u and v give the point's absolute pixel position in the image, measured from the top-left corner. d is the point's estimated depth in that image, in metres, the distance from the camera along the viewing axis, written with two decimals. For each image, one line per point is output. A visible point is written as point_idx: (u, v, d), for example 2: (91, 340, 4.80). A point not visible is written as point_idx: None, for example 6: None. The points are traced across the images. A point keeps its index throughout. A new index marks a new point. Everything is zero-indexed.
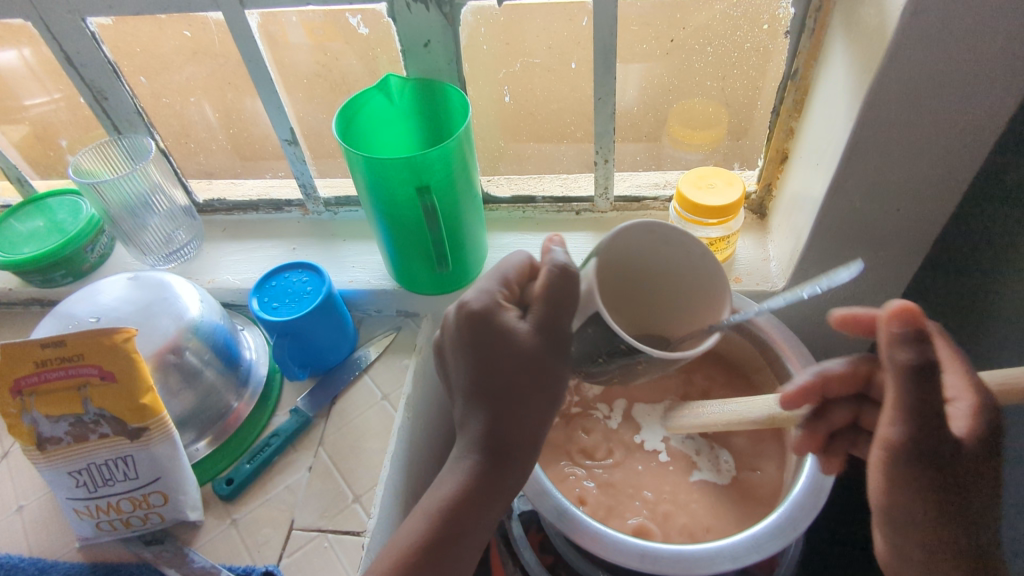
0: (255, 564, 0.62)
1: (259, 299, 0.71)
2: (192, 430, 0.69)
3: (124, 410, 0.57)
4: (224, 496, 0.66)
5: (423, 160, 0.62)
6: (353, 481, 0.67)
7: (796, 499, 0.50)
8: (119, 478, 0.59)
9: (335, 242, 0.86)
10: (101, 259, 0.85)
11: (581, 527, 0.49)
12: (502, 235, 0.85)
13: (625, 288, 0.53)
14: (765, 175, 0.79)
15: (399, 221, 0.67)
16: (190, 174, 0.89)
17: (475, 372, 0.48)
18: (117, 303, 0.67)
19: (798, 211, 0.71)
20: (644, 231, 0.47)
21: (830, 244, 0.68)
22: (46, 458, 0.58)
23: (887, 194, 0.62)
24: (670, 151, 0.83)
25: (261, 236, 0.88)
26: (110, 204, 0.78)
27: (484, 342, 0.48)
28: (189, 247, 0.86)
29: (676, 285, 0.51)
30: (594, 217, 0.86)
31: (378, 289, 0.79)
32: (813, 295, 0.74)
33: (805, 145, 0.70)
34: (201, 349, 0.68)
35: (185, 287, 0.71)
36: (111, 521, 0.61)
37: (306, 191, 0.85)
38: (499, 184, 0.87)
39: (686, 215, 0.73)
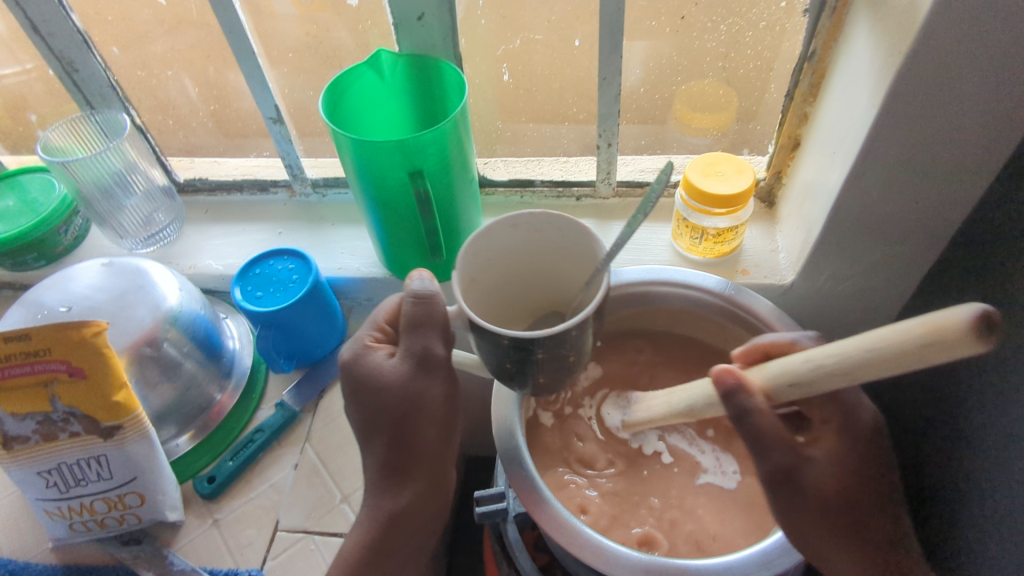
0: (237, 568, 0.59)
1: (242, 288, 0.67)
2: (172, 425, 0.65)
3: (96, 408, 0.54)
4: (205, 495, 0.63)
5: (415, 143, 0.58)
6: (341, 480, 0.64)
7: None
8: (92, 478, 0.56)
9: (323, 226, 0.82)
10: (76, 241, 0.81)
11: (582, 539, 0.46)
12: (498, 221, 0.81)
13: (507, 284, 0.54)
14: (776, 161, 0.75)
15: (390, 209, 0.63)
16: (170, 152, 0.84)
17: (360, 415, 0.52)
18: (89, 291, 0.63)
19: (811, 201, 0.68)
20: (506, 228, 0.48)
21: (843, 237, 0.65)
22: (13, 458, 0.55)
23: (908, 186, 0.59)
24: (676, 134, 0.79)
25: (245, 218, 0.83)
26: (82, 184, 0.73)
27: (360, 384, 0.51)
28: (169, 230, 0.82)
29: (547, 267, 0.53)
30: (595, 203, 0.82)
31: (368, 277, 0.75)
32: (822, 288, 0.71)
33: (820, 132, 0.66)
34: (180, 340, 0.65)
35: (163, 274, 0.67)
36: (85, 522, 0.58)
37: (292, 172, 0.81)
38: (496, 167, 0.83)
39: (692, 203, 0.69)
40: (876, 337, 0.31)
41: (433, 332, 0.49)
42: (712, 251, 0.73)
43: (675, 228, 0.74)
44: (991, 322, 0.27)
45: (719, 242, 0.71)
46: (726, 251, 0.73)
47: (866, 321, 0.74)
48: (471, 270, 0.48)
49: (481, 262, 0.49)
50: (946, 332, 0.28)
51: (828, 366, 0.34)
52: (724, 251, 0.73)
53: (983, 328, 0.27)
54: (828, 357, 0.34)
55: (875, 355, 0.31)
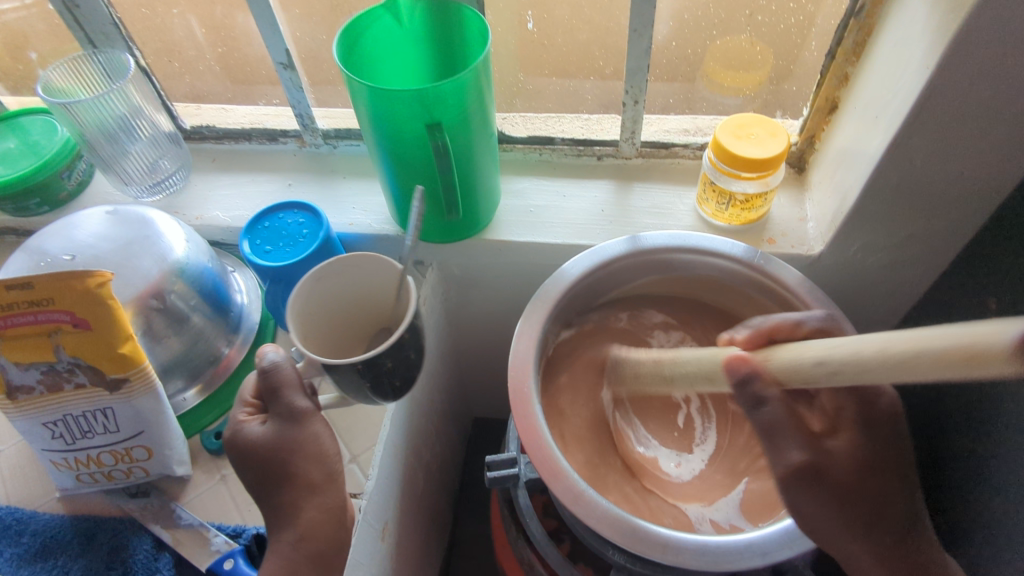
0: (245, 525, 0.58)
1: (250, 242, 0.65)
2: (179, 379, 0.64)
3: (102, 360, 0.52)
4: (213, 451, 0.62)
5: (434, 94, 0.54)
6: (350, 440, 0.63)
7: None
8: (98, 430, 0.55)
9: (334, 179, 0.79)
10: (80, 187, 0.78)
11: (600, 511, 0.45)
12: (516, 179, 0.78)
13: (345, 323, 0.62)
14: (810, 125, 0.71)
15: (406, 162, 0.61)
16: (176, 97, 0.81)
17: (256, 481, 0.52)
18: (94, 240, 0.61)
19: (846, 169, 0.64)
20: (316, 282, 0.57)
21: (878, 207, 0.62)
22: (17, 408, 0.53)
23: (955, 154, 0.56)
24: (705, 93, 0.75)
25: (253, 169, 0.81)
26: (85, 128, 0.70)
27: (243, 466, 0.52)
28: (175, 178, 0.79)
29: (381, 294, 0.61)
30: (618, 163, 0.78)
31: (381, 233, 0.73)
32: (852, 260, 0.68)
33: (862, 95, 0.62)
34: (187, 293, 0.63)
35: (169, 225, 0.65)
36: (93, 473, 0.57)
37: (302, 122, 0.78)
38: (515, 122, 0.79)
39: (721, 167, 0.66)
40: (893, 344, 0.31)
41: (290, 392, 0.51)
42: (739, 218, 0.70)
43: (701, 192, 0.71)
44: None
45: (746, 208, 0.68)
46: (754, 218, 0.70)
47: (893, 296, 0.71)
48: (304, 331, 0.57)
49: (309, 324, 0.58)
50: (988, 356, 0.26)
51: (828, 360, 0.35)
52: (750, 219, 0.70)
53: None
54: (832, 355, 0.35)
55: (890, 360, 0.30)
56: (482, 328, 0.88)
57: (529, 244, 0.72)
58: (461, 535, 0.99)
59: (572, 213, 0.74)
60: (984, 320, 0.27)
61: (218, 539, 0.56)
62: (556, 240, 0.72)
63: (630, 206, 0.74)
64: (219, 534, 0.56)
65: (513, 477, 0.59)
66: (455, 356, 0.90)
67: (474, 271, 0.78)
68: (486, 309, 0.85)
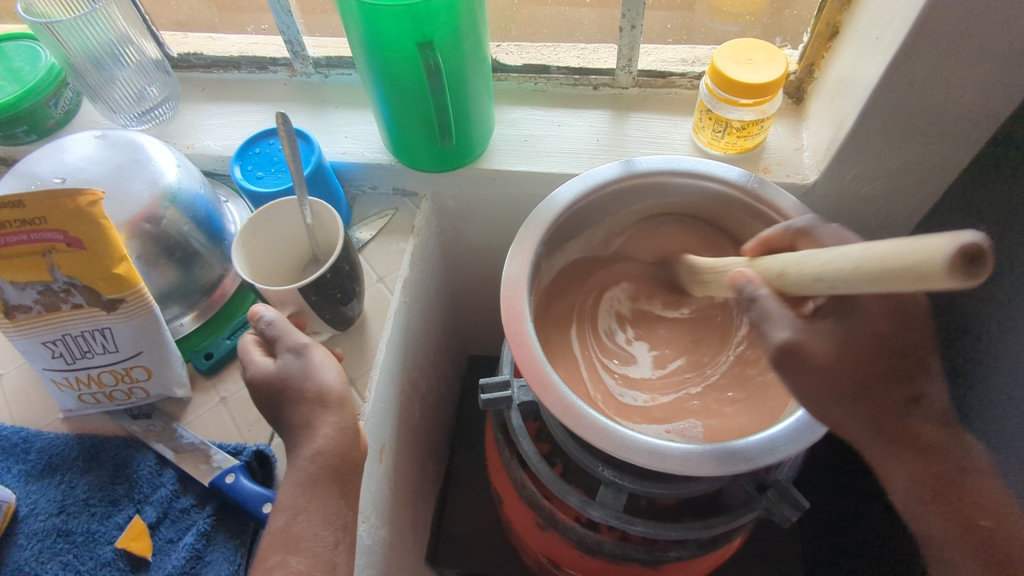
0: (245, 443, 0.59)
1: (242, 167, 0.65)
2: (175, 305, 0.65)
3: (97, 280, 0.53)
4: (204, 372, 0.63)
5: (424, 9, 0.53)
6: (347, 364, 0.64)
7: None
8: (98, 350, 0.56)
9: (326, 109, 0.78)
10: (67, 115, 0.77)
11: (589, 421, 0.46)
12: (510, 109, 0.77)
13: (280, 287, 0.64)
14: (810, 52, 0.70)
15: (397, 86, 0.60)
16: (161, 23, 0.79)
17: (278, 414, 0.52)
18: (84, 164, 0.61)
19: (843, 96, 0.64)
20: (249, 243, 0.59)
21: (875, 133, 0.61)
22: (16, 327, 0.54)
23: (955, 77, 0.55)
24: (704, 20, 0.74)
25: (244, 98, 0.79)
26: (70, 52, 0.68)
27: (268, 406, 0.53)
28: (164, 107, 0.77)
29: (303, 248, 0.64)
30: (614, 93, 0.77)
31: (374, 163, 0.72)
32: (846, 189, 0.68)
33: (863, 17, 0.61)
34: (180, 218, 0.63)
35: (159, 150, 0.64)
36: (94, 394, 0.58)
37: (293, 49, 0.76)
38: (509, 51, 0.78)
39: (718, 93, 0.65)
40: (850, 261, 0.34)
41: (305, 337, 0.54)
42: (734, 147, 0.69)
43: (697, 121, 0.70)
44: (976, 255, 0.27)
45: (742, 136, 0.68)
46: (749, 147, 0.70)
47: (887, 227, 0.71)
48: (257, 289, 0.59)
49: (267, 278, 0.61)
50: (928, 266, 0.28)
51: (819, 273, 0.37)
52: (746, 148, 0.70)
53: (967, 261, 0.27)
54: (820, 269, 0.37)
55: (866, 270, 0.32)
56: (477, 261, 0.88)
57: (524, 173, 0.72)
58: (458, 466, 1.02)
59: (567, 143, 0.73)
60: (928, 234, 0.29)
61: (219, 456, 0.58)
62: (550, 169, 0.71)
63: (625, 135, 0.74)
64: (220, 452, 0.58)
65: (506, 398, 0.61)
66: (450, 291, 0.91)
67: (467, 203, 0.77)
68: (481, 243, 0.85)
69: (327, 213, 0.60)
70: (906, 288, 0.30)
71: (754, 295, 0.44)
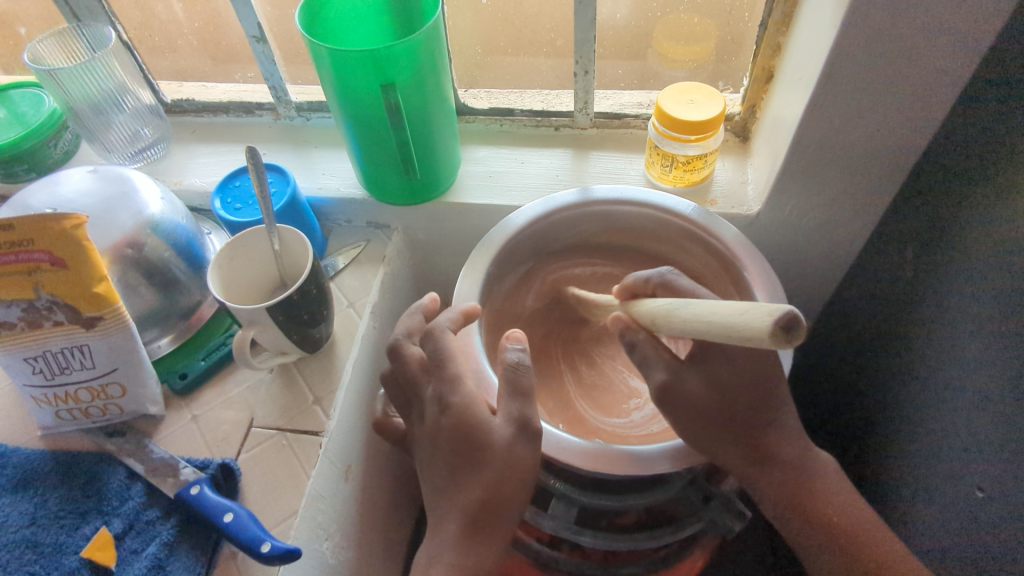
0: (213, 458, 0.62)
1: (222, 199, 0.70)
2: (154, 328, 0.68)
3: (79, 298, 0.57)
4: (178, 391, 0.66)
5: (387, 55, 0.59)
6: (314, 384, 0.67)
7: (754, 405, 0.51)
8: (76, 367, 0.59)
9: (306, 148, 0.83)
10: (66, 156, 0.83)
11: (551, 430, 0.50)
12: (477, 148, 0.83)
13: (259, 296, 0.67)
14: (750, 95, 0.76)
15: (366, 123, 0.65)
16: (158, 72, 0.86)
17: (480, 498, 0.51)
18: (74, 195, 0.66)
19: (778, 131, 0.69)
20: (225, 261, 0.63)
21: (806, 165, 0.66)
22: (0, 343, 0.58)
23: (870, 112, 0.60)
24: (654, 67, 0.80)
25: (230, 139, 0.85)
26: (72, 99, 0.75)
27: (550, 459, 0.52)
28: (156, 148, 0.83)
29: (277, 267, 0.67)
30: (574, 133, 0.83)
31: (348, 197, 0.78)
32: (787, 219, 0.72)
33: (791, 61, 0.67)
34: (162, 246, 0.67)
35: (147, 184, 0.69)
36: (71, 410, 0.61)
37: (277, 95, 0.82)
38: (477, 96, 0.84)
39: (663, 130, 0.70)
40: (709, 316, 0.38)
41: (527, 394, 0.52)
42: (683, 180, 0.75)
43: (648, 157, 0.76)
44: (786, 327, 0.32)
45: (688, 170, 0.73)
46: (697, 181, 0.75)
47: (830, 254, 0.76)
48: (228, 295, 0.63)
49: (240, 301, 0.65)
50: (756, 334, 0.33)
51: (686, 327, 0.41)
52: (694, 181, 0.75)
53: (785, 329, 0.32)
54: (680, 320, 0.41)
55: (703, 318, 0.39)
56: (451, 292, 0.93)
57: (487, 206, 0.77)
58: None
59: (529, 179, 0.79)
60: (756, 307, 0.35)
61: (186, 470, 0.60)
62: (511, 203, 0.76)
63: (584, 171, 0.79)
64: (187, 465, 0.60)
65: None
66: None
67: (437, 235, 0.82)
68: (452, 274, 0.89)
69: (298, 242, 0.65)
70: (738, 342, 0.35)
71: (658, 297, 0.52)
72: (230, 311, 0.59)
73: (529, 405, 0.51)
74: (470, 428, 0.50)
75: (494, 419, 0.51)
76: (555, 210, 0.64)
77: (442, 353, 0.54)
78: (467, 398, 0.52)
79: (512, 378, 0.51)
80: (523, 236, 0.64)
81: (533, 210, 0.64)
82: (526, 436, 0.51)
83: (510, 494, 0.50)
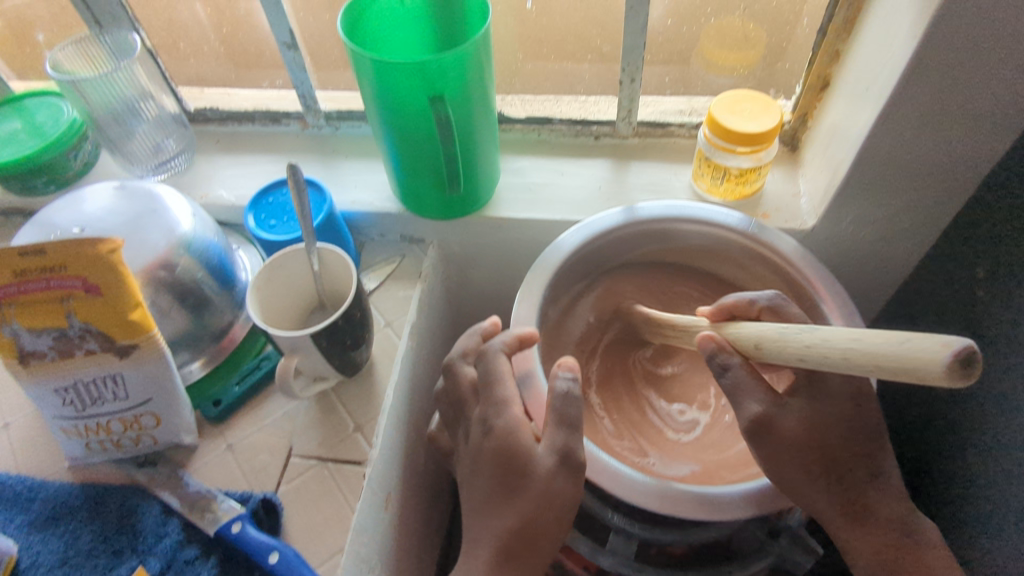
0: (252, 491, 0.59)
1: (255, 216, 0.67)
2: (185, 351, 0.65)
3: (113, 326, 0.53)
4: (211, 419, 0.63)
5: (437, 66, 0.56)
6: (354, 410, 0.64)
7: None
8: (109, 397, 0.56)
9: (336, 159, 0.80)
10: (86, 167, 0.79)
11: (599, 464, 0.49)
12: (514, 158, 0.79)
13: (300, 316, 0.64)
14: (802, 104, 0.73)
15: (410, 138, 0.62)
16: (181, 80, 0.82)
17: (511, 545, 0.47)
18: (102, 214, 0.62)
19: (838, 142, 0.66)
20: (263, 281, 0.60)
21: (869, 179, 0.63)
22: (29, 374, 0.54)
23: (944, 125, 0.57)
24: (700, 74, 0.77)
25: (256, 149, 0.82)
26: (92, 107, 0.72)
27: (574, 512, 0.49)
28: (179, 159, 0.80)
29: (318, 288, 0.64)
30: (615, 142, 0.80)
31: (383, 211, 0.75)
32: (844, 233, 0.69)
33: (854, 70, 0.64)
34: (194, 266, 0.64)
35: (176, 200, 0.66)
36: (103, 441, 0.58)
37: (305, 103, 0.79)
38: (513, 104, 0.81)
39: (716, 142, 0.67)
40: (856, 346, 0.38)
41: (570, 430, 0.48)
42: (733, 193, 0.72)
43: (697, 169, 0.73)
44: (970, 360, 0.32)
45: (740, 183, 0.70)
46: (747, 194, 0.72)
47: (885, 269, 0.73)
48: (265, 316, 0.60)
49: (277, 324, 0.62)
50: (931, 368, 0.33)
51: (808, 355, 0.42)
52: (745, 194, 0.72)
53: (962, 364, 0.32)
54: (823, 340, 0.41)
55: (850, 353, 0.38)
56: (482, 306, 0.90)
57: (528, 220, 0.74)
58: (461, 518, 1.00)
59: (570, 191, 0.76)
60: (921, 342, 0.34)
61: (225, 504, 0.57)
62: (553, 217, 0.73)
63: (628, 183, 0.76)
64: (226, 499, 0.57)
65: None
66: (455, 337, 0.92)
67: (473, 249, 0.79)
68: (485, 287, 0.86)
69: (336, 260, 0.61)
70: (903, 376, 0.35)
71: (727, 364, 0.50)
72: (272, 337, 0.56)
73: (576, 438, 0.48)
74: (539, 466, 0.47)
75: (538, 446, 0.49)
76: (606, 230, 0.61)
77: (477, 382, 0.51)
78: (512, 422, 0.49)
79: (559, 407, 0.48)
80: (575, 260, 0.61)
81: (585, 231, 0.61)
82: (570, 466, 0.47)
83: (542, 526, 0.48)
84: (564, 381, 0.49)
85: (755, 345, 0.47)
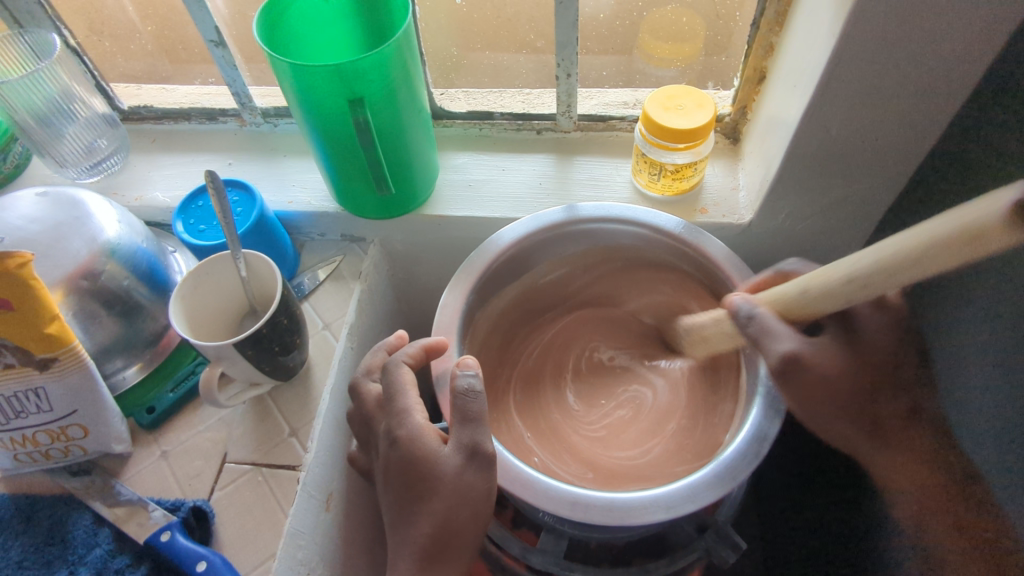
0: (185, 498, 0.59)
1: (184, 222, 0.66)
2: (118, 358, 0.65)
3: (28, 340, 0.53)
4: (146, 426, 0.63)
5: (354, 69, 0.55)
6: (289, 414, 0.64)
7: (725, 459, 0.50)
8: (32, 410, 0.56)
9: (276, 157, 0.79)
10: (16, 170, 0.77)
11: (513, 474, 0.50)
12: (454, 154, 0.79)
13: (225, 327, 0.64)
14: (741, 96, 0.72)
15: (337, 142, 0.61)
16: (112, 78, 0.80)
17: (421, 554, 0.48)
18: (23, 222, 0.61)
19: (771, 135, 0.66)
20: (188, 292, 0.59)
21: (800, 173, 0.63)
22: None
23: (866, 121, 0.57)
24: (640, 66, 0.76)
25: (193, 148, 0.80)
26: (15, 110, 0.69)
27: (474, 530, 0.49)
28: (113, 158, 0.78)
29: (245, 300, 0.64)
30: (557, 137, 0.79)
31: (320, 211, 0.74)
32: (781, 228, 0.70)
33: (784, 63, 0.63)
34: (121, 273, 0.63)
35: (101, 205, 0.65)
36: (30, 453, 0.58)
37: (240, 100, 0.77)
38: (454, 98, 0.80)
39: (650, 138, 0.67)
40: (891, 251, 0.36)
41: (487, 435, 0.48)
42: (671, 188, 0.71)
43: (635, 164, 0.72)
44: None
45: (677, 178, 0.70)
46: (686, 189, 0.72)
47: (823, 261, 0.73)
48: (189, 324, 0.60)
49: (205, 334, 0.62)
50: (982, 223, 0.31)
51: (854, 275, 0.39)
52: (683, 189, 0.72)
53: (1018, 217, 0.29)
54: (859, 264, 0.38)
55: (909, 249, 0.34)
56: (433, 301, 0.89)
57: (467, 218, 0.73)
58: None
59: (510, 188, 0.75)
60: (967, 204, 0.32)
61: (156, 513, 0.57)
62: (492, 214, 0.73)
63: (570, 178, 0.76)
64: (157, 508, 0.57)
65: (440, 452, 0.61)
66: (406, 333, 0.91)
67: (416, 246, 0.79)
68: (433, 283, 0.86)
69: (263, 267, 0.61)
70: (954, 230, 0.32)
71: (755, 314, 0.48)
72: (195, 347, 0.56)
73: (482, 432, 0.49)
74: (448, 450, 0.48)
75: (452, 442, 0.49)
76: (547, 231, 0.63)
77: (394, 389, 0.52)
78: (414, 430, 0.49)
79: (461, 406, 0.48)
80: (510, 264, 0.65)
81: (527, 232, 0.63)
82: (471, 439, 0.48)
83: (462, 523, 0.48)
84: (463, 378, 0.49)
85: (804, 288, 0.44)
